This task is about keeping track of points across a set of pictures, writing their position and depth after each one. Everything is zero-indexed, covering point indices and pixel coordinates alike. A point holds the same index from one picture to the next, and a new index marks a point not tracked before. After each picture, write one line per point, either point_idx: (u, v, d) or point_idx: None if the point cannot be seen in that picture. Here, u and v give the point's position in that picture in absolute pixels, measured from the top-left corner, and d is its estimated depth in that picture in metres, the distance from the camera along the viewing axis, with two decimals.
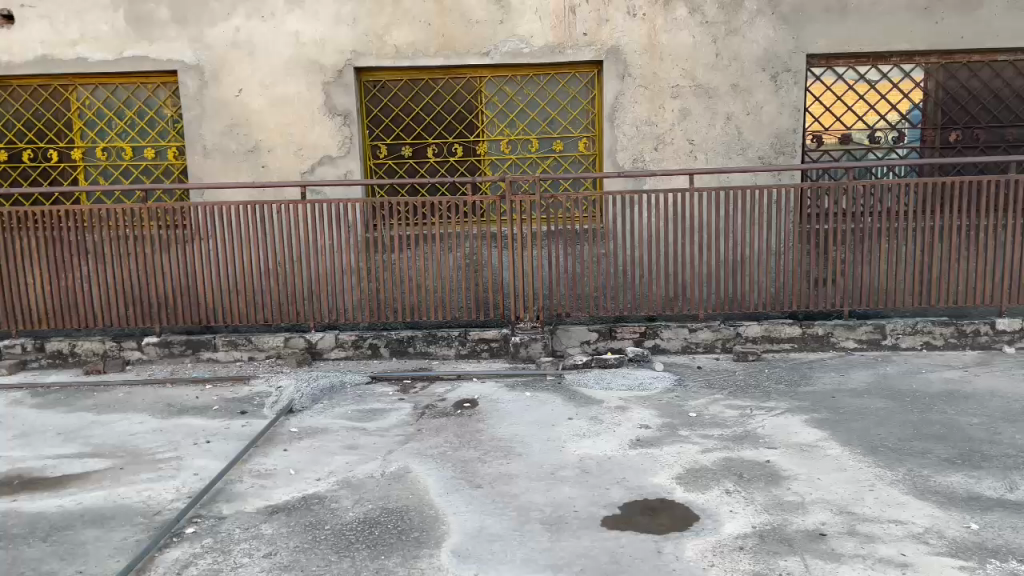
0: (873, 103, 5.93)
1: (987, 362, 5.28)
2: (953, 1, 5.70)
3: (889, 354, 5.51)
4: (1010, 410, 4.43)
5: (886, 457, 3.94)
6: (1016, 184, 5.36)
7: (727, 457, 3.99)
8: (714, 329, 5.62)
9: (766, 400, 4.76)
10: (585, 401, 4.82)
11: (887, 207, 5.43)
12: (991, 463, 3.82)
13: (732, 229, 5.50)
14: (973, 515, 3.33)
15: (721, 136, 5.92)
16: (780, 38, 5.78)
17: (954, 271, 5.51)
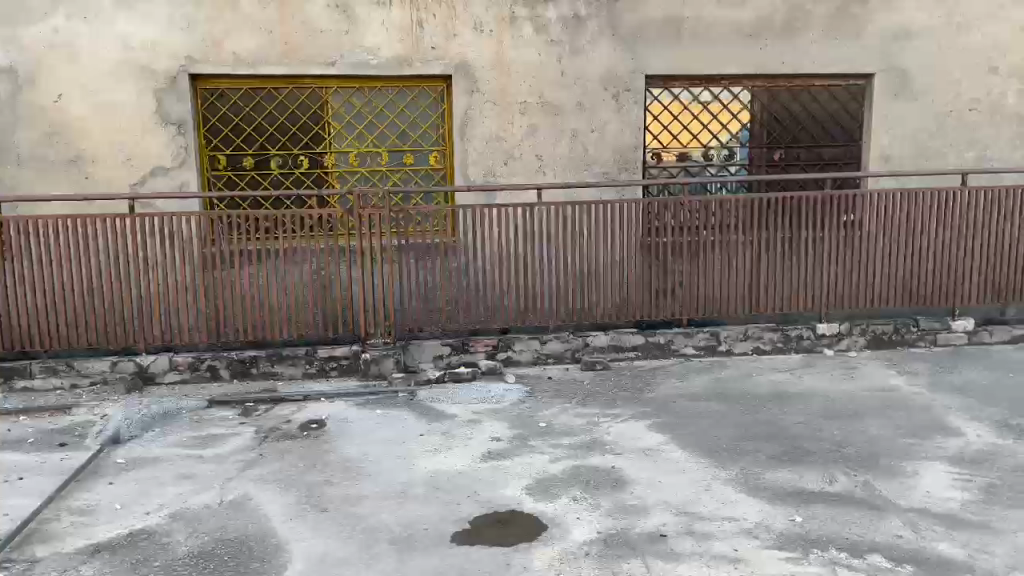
0: (706, 123, 6.32)
1: (810, 364, 5.70)
2: (774, 29, 6.14)
3: (723, 359, 5.88)
4: (830, 408, 4.80)
5: (721, 457, 4.16)
6: (833, 199, 5.82)
7: (575, 465, 4.07)
8: (563, 339, 5.77)
9: (612, 408, 4.91)
10: (437, 416, 4.79)
11: (720, 222, 5.75)
12: (813, 458, 4.12)
13: (579, 241, 5.66)
14: (797, 509, 3.57)
15: (567, 153, 6.08)
16: (620, 58, 6.02)
17: (780, 280, 5.92)
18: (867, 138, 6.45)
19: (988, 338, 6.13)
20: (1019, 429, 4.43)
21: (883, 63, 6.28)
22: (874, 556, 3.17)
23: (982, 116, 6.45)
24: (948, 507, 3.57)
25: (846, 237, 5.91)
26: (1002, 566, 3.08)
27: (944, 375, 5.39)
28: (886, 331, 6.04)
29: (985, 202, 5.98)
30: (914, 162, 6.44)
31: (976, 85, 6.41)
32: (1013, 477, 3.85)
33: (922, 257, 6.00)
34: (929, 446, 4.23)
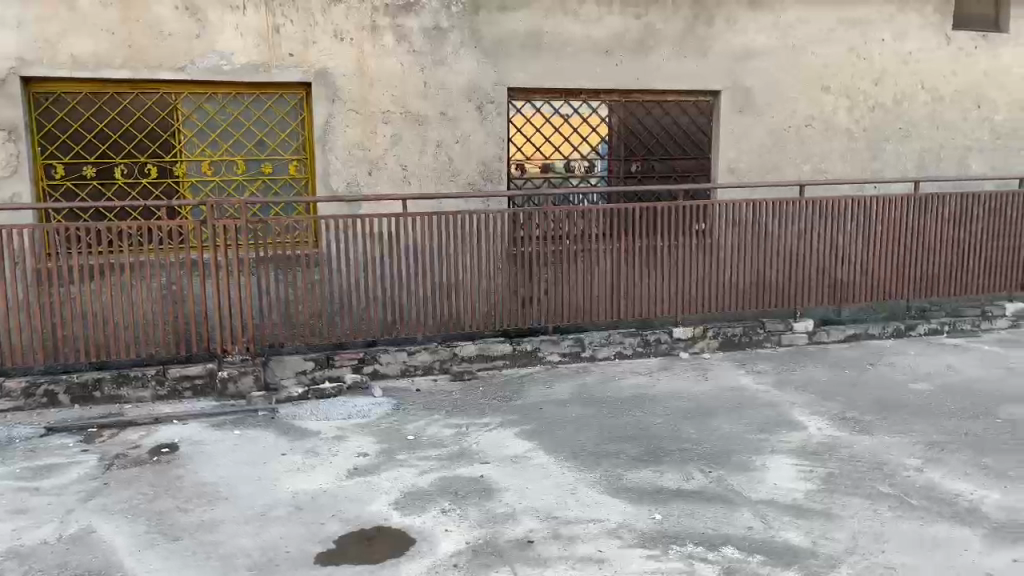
0: (567, 136, 6.48)
1: (668, 367, 5.95)
2: (629, 46, 6.39)
3: (587, 365, 6.01)
4: (686, 409, 5.02)
5: (585, 460, 4.26)
6: (687, 209, 6.12)
7: (443, 477, 4.05)
8: (431, 350, 5.72)
9: (480, 417, 4.93)
10: (300, 434, 4.65)
11: (582, 231, 5.92)
12: (672, 457, 4.29)
13: (444, 252, 5.66)
14: (657, 507, 3.70)
15: (432, 163, 6.08)
16: (483, 70, 6.09)
17: (639, 287, 6.15)
18: (715, 151, 6.83)
19: (826, 337, 6.59)
20: (854, 421, 4.80)
21: (728, 81, 6.67)
22: (727, 548, 3.33)
23: (816, 132, 6.97)
24: (793, 497, 3.82)
25: (699, 245, 6.22)
26: (840, 550, 3.32)
27: (788, 373, 5.76)
28: (736, 333, 6.38)
29: (821, 212, 6.46)
30: (758, 174, 6.87)
31: (811, 103, 6.92)
32: (849, 466, 4.17)
33: (767, 263, 6.40)
34: (776, 441, 4.50)
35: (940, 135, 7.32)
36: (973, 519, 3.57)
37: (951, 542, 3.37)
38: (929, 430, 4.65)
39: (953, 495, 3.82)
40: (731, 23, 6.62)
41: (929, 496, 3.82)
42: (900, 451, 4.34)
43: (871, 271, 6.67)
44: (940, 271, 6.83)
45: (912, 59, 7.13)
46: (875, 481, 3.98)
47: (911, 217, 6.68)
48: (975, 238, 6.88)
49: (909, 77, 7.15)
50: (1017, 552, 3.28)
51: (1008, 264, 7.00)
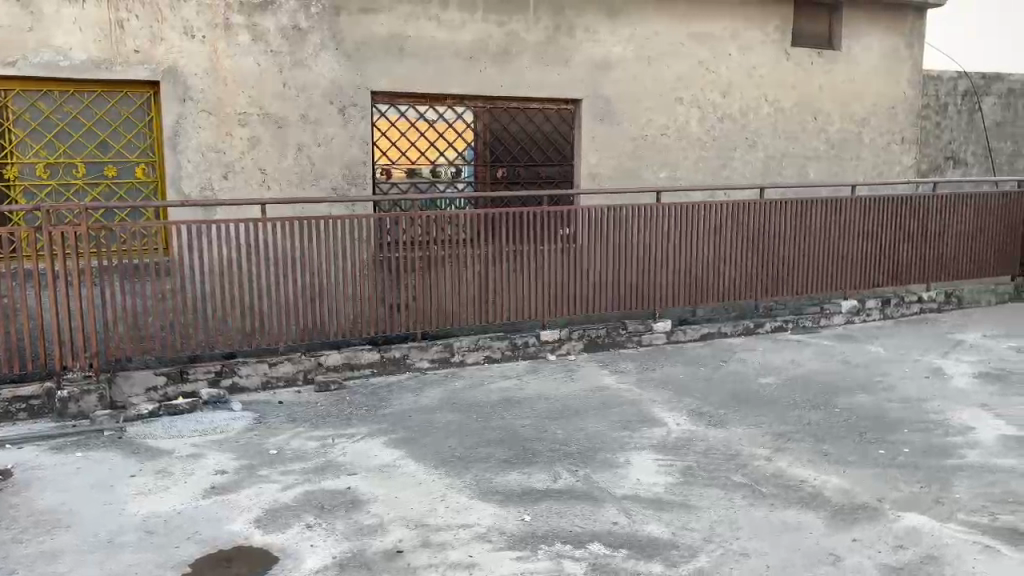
0: (433, 141, 6.47)
1: (536, 370, 6.02)
2: (492, 53, 6.45)
3: (456, 370, 5.97)
4: (554, 410, 5.11)
5: (455, 465, 4.25)
6: (551, 215, 6.25)
7: (308, 491, 3.92)
8: (295, 361, 5.54)
9: (347, 427, 4.81)
10: (152, 453, 4.37)
11: (449, 236, 5.92)
12: (540, 458, 4.35)
13: (307, 258, 5.50)
14: (527, 508, 3.74)
15: (293, 166, 5.90)
16: (345, 73, 5.97)
17: (507, 291, 6.21)
18: (578, 158, 6.98)
19: (683, 336, 6.86)
20: (710, 415, 5.04)
21: (588, 90, 6.87)
22: (594, 545, 3.41)
23: (671, 140, 7.29)
24: (655, 491, 3.96)
25: (564, 249, 6.36)
26: (699, 540, 3.47)
27: (649, 372, 5.98)
28: (600, 334, 6.52)
29: (678, 217, 6.77)
30: (619, 180, 7.10)
31: (666, 112, 7.24)
32: (706, 459, 4.37)
33: (628, 265, 6.63)
34: (638, 437, 4.66)
35: (782, 144, 7.83)
36: (816, 503, 3.83)
37: (798, 526, 3.60)
38: (776, 421, 4.95)
39: (799, 481, 4.08)
40: (590, 34, 6.82)
41: (778, 483, 4.06)
42: (751, 442, 4.59)
43: (723, 273, 7.04)
44: (784, 272, 7.31)
45: (756, 73, 7.61)
46: (729, 472, 4.20)
47: (759, 222, 7.12)
48: (815, 241, 7.41)
49: (754, 90, 7.62)
50: (855, 531, 3.54)
51: (844, 265, 7.59)
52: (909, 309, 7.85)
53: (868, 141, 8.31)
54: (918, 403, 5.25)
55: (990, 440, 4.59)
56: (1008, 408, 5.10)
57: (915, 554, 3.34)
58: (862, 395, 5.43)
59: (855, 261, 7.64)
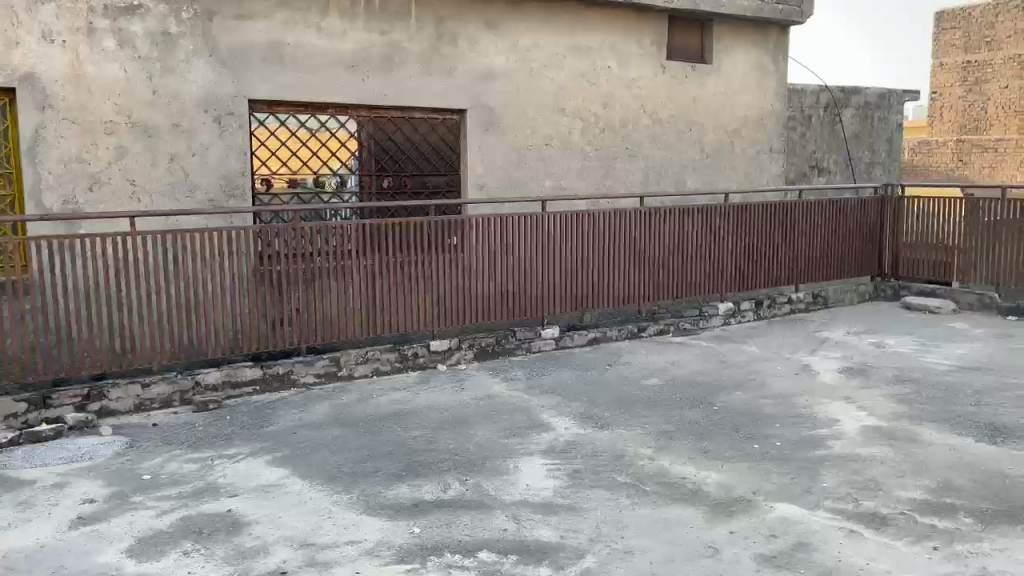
0: (315, 150, 6.36)
1: (426, 381, 5.97)
2: (374, 62, 6.39)
3: (343, 384, 5.84)
4: (443, 420, 5.09)
5: (342, 482, 4.16)
6: (438, 224, 6.26)
7: (185, 516, 3.75)
8: (170, 381, 5.29)
9: (227, 448, 4.64)
10: (11, 485, 4.07)
11: (333, 248, 5.82)
12: (430, 469, 4.32)
13: (183, 273, 5.28)
14: (416, 520, 3.71)
15: (165, 177, 5.66)
16: (220, 80, 5.77)
17: (395, 302, 6.15)
18: (463, 167, 7.04)
19: (570, 341, 6.99)
20: (596, 419, 5.16)
21: (473, 100, 6.91)
22: (482, 553, 3.41)
23: (555, 150, 7.43)
24: (542, 495, 4.01)
25: (452, 259, 6.37)
26: (586, 541, 3.53)
27: (538, 378, 6.06)
28: (490, 343, 6.54)
29: (563, 225, 6.91)
30: (504, 190, 7.18)
31: (549, 123, 7.37)
32: (593, 461, 4.46)
33: (516, 273, 6.71)
34: (526, 443, 4.71)
35: (660, 154, 8.13)
36: (696, 499, 3.97)
37: (679, 522, 3.73)
38: (659, 422, 5.11)
39: (680, 479, 4.23)
40: (473, 44, 6.87)
41: (661, 481, 4.20)
42: (636, 443, 4.73)
43: (608, 279, 7.23)
44: (665, 277, 7.58)
45: (635, 85, 7.87)
46: (614, 472, 4.30)
47: (640, 229, 7.36)
48: (693, 247, 7.72)
49: (633, 102, 7.88)
50: (732, 524, 3.70)
51: (720, 269, 7.94)
52: (780, 309, 8.28)
53: (740, 151, 8.74)
54: (788, 399, 5.55)
55: (853, 431, 4.90)
56: (868, 401, 5.46)
57: (787, 543, 3.51)
58: (738, 393, 5.68)
59: (730, 266, 8.01)
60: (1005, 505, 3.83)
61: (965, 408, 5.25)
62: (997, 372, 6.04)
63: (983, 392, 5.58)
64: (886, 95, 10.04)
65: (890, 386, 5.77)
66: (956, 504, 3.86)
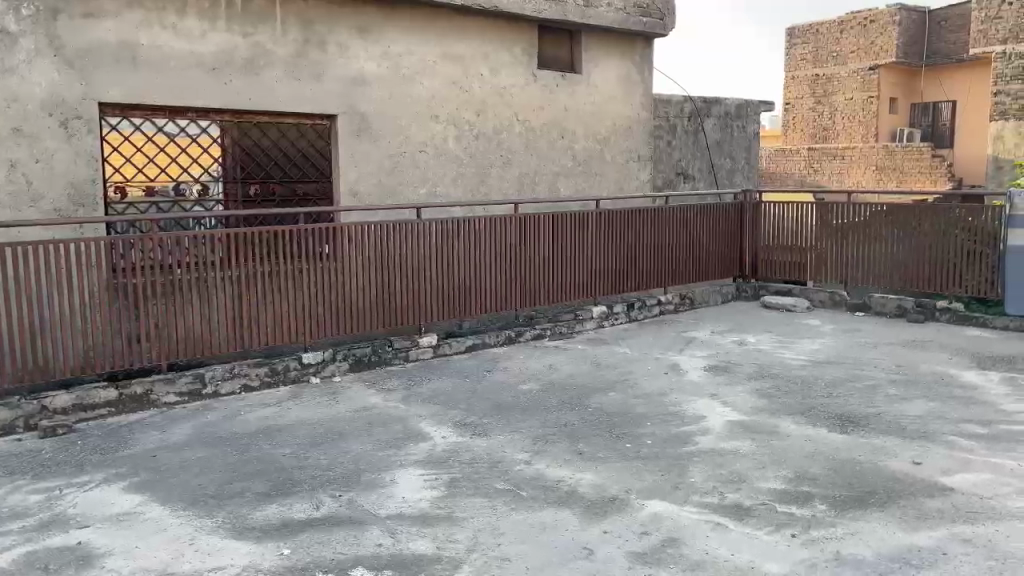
0: (174, 157, 6.13)
1: (298, 395, 5.77)
2: (237, 65, 6.15)
3: (208, 402, 5.56)
4: (316, 435, 4.94)
5: (205, 505, 3.96)
6: (308, 233, 6.09)
7: (28, 552, 3.46)
8: (12, 407, 4.89)
9: (78, 475, 4.31)
10: None
11: (194, 259, 5.54)
12: (301, 487, 4.18)
13: (25, 288, 4.88)
14: (285, 541, 3.57)
15: (5, 186, 5.23)
16: (66, 82, 5.39)
17: (264, 314, 5.93)
18: (335, 174, 6.87)
19: (449, 349, 6.90)
20: (474, 426, 5.15)
21: (343, 105, 6.76)
22: (357, 570, 3.32)
23: (429, 156, 7.39)
24: (418, 507, 3.95)
25: (323, 268, 6.20)
26: (462, 551, 3.51)
27: (415, 388, 5.98)
28: (366, 353, 6.40)
29: (438, 232, 6.86)
30: (378, 197, 7.06)
31: (422, 130, 7.32)
32: (470, 468, 4.45)
33: (392, 282, 6.61)
34: (403, 455, 4.64)
35: (533, 161, 8.24)
36: (571, 501, 4.03)
37: (554, 525, 3.76)
38: (536, 426, 5.16)
39: (556, 481, 4.28)
40: (342, 49, 6.73)
41: (537, 484, 4.23)
42: (512, 448, 4.75)
43: (484, 286, 7.24)
44: (540, 282, 7.67)
45: (507, 93, 7.96)
46: (491, 479, 4.30)
47: (515, 236, 7.42)
48: (567, 252, 7.86)
49: (505, 109, 7.96)
50: (606, 523, 3.78)
51: (593, 273, 8.12)
52: (651, 311, 8.54)
53: (610, 158, 8.99)
54: (658, 398, 5.73)
55: (718, 427, 5.11)
56: (732, 396, 5.72)
57: (657, 539, 3.62)
58: (612, 394, 5.82)
59: (603, 269, 8.21)
60: (854, 490, 4.10)
61: (819, 400, 5.59)
62: (846, 365, 6.47)
63: (834, 384, 5.98)
64: (745, 106, 10.61)
65: (752, 382, 6.07)
66: (811, 491, 4.10)
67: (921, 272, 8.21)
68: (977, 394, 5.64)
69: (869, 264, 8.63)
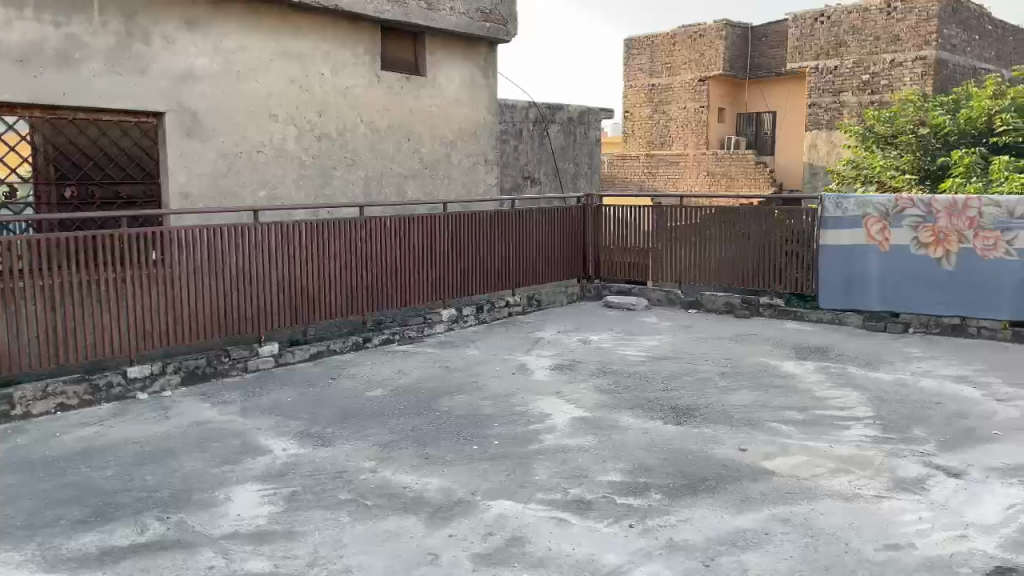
0: None
1: (123, 412, 5.38)
2: (49, 57, 5.67)
3: (17, 425, 5.07)
4: (143, 454, 4.62)
5: (12, 537, 3.60)
6: (131, 236, 5.67)
7: None
8: None
9: None
10: None
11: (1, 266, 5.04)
12: (124, 511, 3.89)
13: None
14: (105, 571, 3.31)
15: None
16: None
17: (83, 326, 5.46)
18: (163, 175, 6.47)
19: (291, 357, 6.66)
20: (316, 436, 4.99)
21: (172, 103, 6.38)
22: None
23: (268, 157, 7.12)
24: (255, 525, 3.77)
25: (151, 276, 5.81)
26: (301, 566, 3.38)
27: (254, 400, 5.72)
28: (199, 365, 6.05)
29: (277, 236, 6.61)
30: (211, 201, 6.72)
31: (260, 130, 7.04)
32: (312, 480, 4.30)
33: (227, 288, 6.29)
34: (240, 470, 4.42)
35: (378, 163, 8.12)
36: (416, 507, 3.98)
37: (398, 533, 3.70)
38: (382, 433, 5.07)
39: (401, 488, 4.22)
40: (169, 43, 6.34)
41: (381, 493, 4.15)
42: (356, 457, 4.64)
43: (328, 291, 7.04)
44: (387, 286, 7.56)
45: (350, 93, 7.80)
46: (334, 490, 4.17)
47: (359, 239, 7.26)
48: (414, 255, 7.80)
49: (348, 111, 7.79)
50: (451, 527, 3.76)
51: (440, 276, 8.10)
52: (499, 313, 8.62)
53: (457, 161, 9.01)
54: (505, 399, 5.79)
55: (562, 424, 5.23)
56: (576, 394, 5.88)
57: (502, 538, 3.64)
58: (459, 397, 5.82)
59: (450, 272, 8.21)
60: (688, 478, 4.31)
61: (655, 394, 5.85)
62: (680, 360, 6.81)
63: (669, 377, 6.28)
64: (586, 113, 10.96)
65: (595, 378, 6.27)
66: (647, 482, 4.26)
67: (748, 270, 8.78)
68: (795, 382, 6.11)
69: (701, 264, 9.12)
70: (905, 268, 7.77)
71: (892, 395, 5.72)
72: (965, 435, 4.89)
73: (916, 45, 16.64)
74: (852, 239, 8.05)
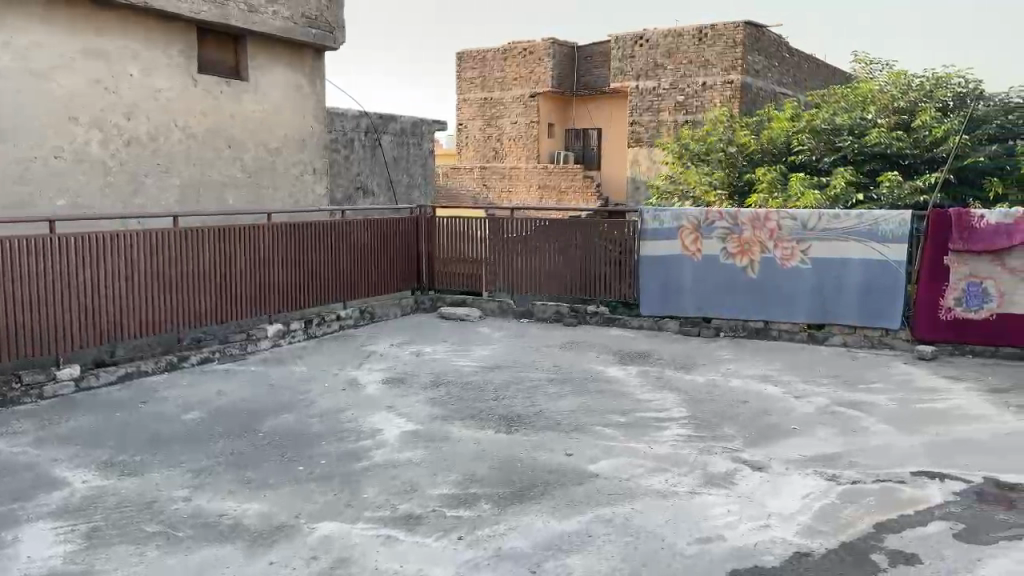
0: None
1: None
2: None
3: None
4: None
5: None
6: None
7: None
8: None
9: None
10: None
11: None
12: None
13: None
14: None
15: None
16: None
17: None
18: None
19: (95, 381, 6.14)
20: (124, 464, 4.61)
21: None
22: None
23: (68, 163, 6.55)
24: (48, 567, 3.42)
25: None
26: None
27: (50, 428, 5.21)
28: None
29: (79, 249, 6.08)
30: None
31: (58, 133, 6.46)
32: (116, 513, 3.97)
33: (21, 306, 5.71)
34: (32, 506, 4.01)
35: (194, 171, 7.67)
36: (234, 536, 3.76)
37: (213, 564, 3.48)
38: (199, 458, 4.77)
39: (218, 516, 3.98)
40: None
41: (196, 522, 3.89)
42: (168, 485, 4.34)
43: (139, 307, 6.56)
44: (205, 301, 7.15)
45: (163, 96, 7.32)
46: (142, 523, 3.87)
47: (174, 252, 6.83)
48: (234, 268, 7.43)
49: (161, 115, 7.32)
50: (272, 554, 3.59)
51: (264, 290, 7.77)
52: (330, 326, 8.38)
53: (282, 170, 8.69)
54: (334, 415, 5.63)
55: (392, 438, 5.15)
56: (407, 407, 5.81)
57: (326, 562, 3.52)
58: (285, 415, 5.60)
59: (275, 286, 7.88)
60: (515, 486, 4.37)
61: (487, 404, 5.90)
62: (511, 368, 6.93)
63: (501, 387, 6.36)
64: (419, 124, 10.94)
65: (427, 391, 6.24)
66: (477, 493, 4.28)
67: (578, 279, 9.07)
68: (618, 386, 6.38)
69: (533, 275, 9.33)
70: (714, 276, 8.34)
71: (705, 396, 6.10)
72: (768, 431, 5.29)
73: (724, 69, 17.95)
74: (668, 249, 8.53)
